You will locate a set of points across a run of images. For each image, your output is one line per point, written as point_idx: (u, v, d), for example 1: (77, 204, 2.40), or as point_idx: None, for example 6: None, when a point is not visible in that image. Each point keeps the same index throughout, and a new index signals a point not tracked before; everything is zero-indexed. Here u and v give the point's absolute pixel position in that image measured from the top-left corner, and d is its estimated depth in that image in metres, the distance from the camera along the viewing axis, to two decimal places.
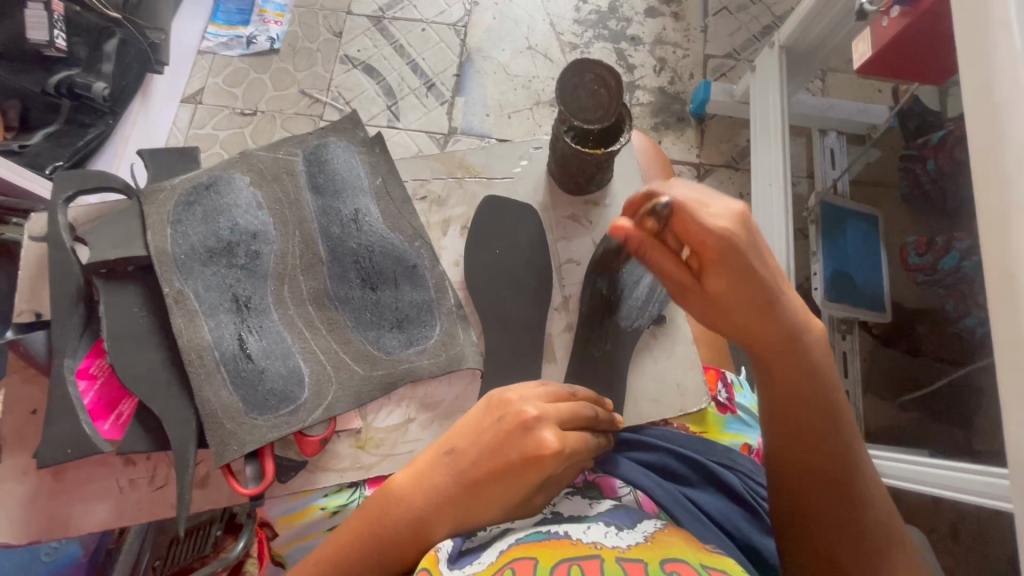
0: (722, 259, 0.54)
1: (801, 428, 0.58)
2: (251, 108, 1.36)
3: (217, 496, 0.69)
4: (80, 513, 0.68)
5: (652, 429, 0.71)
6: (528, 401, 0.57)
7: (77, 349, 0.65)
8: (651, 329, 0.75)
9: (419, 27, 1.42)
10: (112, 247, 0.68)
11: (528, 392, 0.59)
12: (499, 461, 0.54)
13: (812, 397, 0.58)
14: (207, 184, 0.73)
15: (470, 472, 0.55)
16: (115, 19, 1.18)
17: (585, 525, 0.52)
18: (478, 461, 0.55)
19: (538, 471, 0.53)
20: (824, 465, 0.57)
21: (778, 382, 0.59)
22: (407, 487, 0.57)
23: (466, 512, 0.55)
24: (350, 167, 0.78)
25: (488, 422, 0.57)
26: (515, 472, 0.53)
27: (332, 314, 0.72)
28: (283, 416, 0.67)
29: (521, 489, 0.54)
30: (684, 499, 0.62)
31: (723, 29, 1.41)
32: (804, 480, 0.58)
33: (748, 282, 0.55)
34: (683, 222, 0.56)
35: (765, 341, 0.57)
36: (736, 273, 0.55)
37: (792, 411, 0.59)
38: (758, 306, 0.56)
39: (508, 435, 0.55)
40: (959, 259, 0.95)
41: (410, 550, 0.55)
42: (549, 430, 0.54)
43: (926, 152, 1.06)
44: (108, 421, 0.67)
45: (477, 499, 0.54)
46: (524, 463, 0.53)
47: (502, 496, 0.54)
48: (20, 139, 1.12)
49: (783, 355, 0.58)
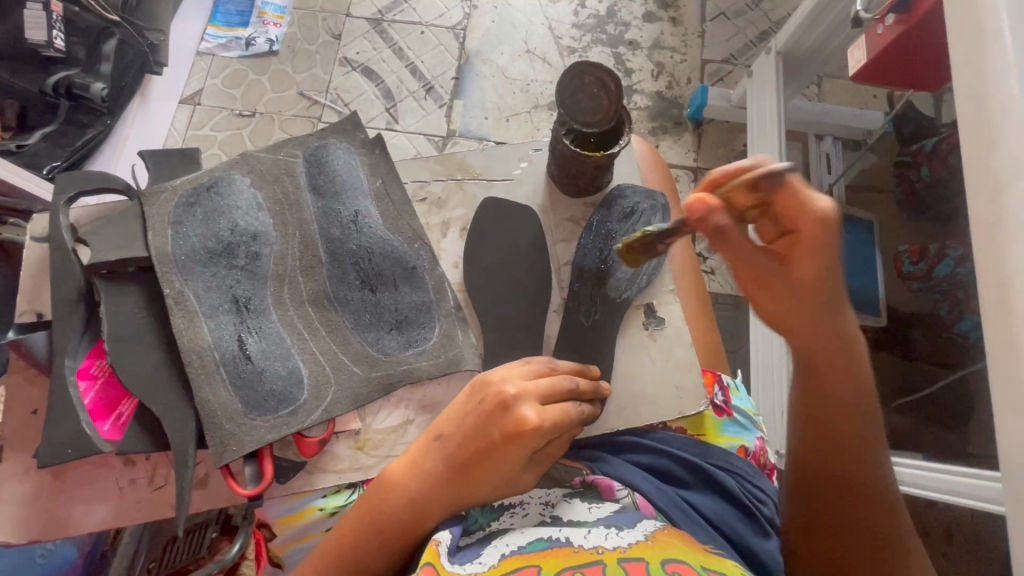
0: (817, 244, 0.52)
1: (834, 434, 0.58)
2: (250, 110, 1.36)
3: (216, 497, 0.69)
4: (79, 514, 0.68)
5: (654, 433, 0.72)
6: (509, 381, 0.57)
7: (78, 349, 0.65)
8: (649, 331, 0.75)
9: (418, 30, 1.43)
10: (113, 248, 0.68)
11: (510, 372, 0.59)
12: (484, 442, 0.55)
13: (852, 404, 0.57)
14: (208, 185, 0.74)
15: (458, 455, 0.55)
16: (115, 21, 1.16)
17: (585, 528, 0.52)
18: (466, 443, 0.56)
19: (522, 447, 0.53)
20: (856, 472, 0.58)
21: (820, 384, 0.57)
22: (401, 475, 0.57)
23: (457, 496, 0.55)
24: (350, 168, 0.78)
25: (473, 400, 0.58)
26: (499, 450, 0.54)
27: (331, 315, 0.73)
28: (283, 416, 0.67)
29: (507, 468, 0.54)
30: (680, 501, 0.63)
31: (720, 34, 1.42)
32: (830, 482, 0.58)
33: (830, 277, 0.53)
34: (786, 200, 0.52)
35: (817, 344, 0.55)
36: (825, 267, 0.52)
37: (823, 415, 0.58)
38: (831, 306, 0.54)
39: (491, 414, 0.55)
40: (952, 266, 0.98)
41: (407, 540, 0.56)
42: (529, 406, 0.55)
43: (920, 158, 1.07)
44: (108, 421, 0.67)
45: (466, 480, 0.55)
46: (507, 439, 0.53)
47: (490, 474, 0.55)
48: (18, 138, 1.12)
49: (830, 360, 0.56)
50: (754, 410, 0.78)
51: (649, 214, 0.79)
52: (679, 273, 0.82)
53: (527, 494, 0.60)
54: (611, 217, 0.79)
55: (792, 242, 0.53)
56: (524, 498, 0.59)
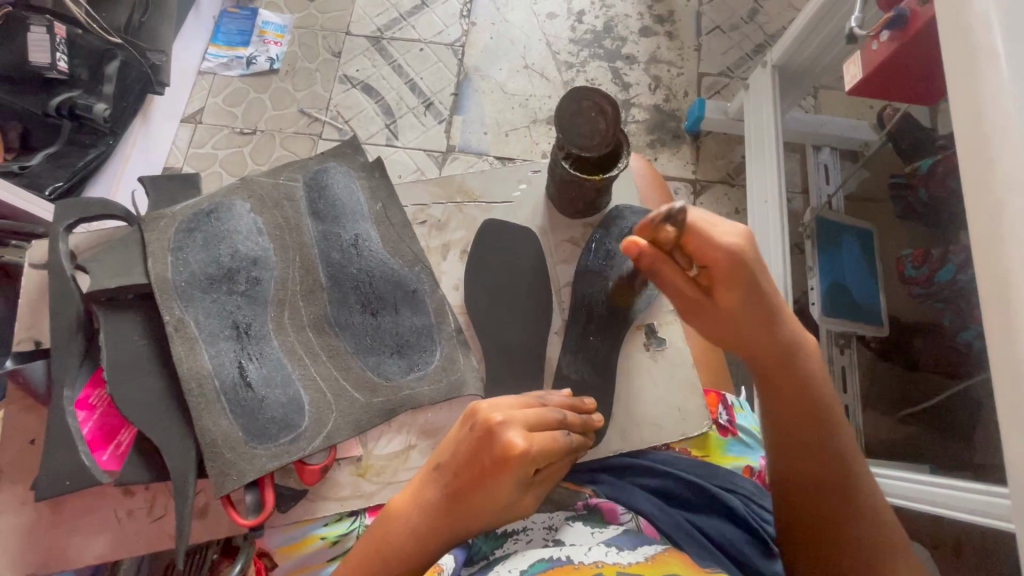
0: (733, 276, 0.58)
1: (797, 440, 0.61)
2: (251, 128, 1.37)
3: (217, 525, 0.68)
4: (77, 546, 0.67)
5: (656, 453, 0.70)
6: (497, 409, 0.55)
7: (77, 379, 0.65)
8: (651, 352, 0.75)
9: (417, 47, 1.44)
10: (113, 275, 0.69)
11: (500, 400, 0.57)
12: (476, 471, 0.53)
13: (808, 386, 0.61)
14: (208, 211, 0.74)
15: (455, 485, 0.54)
16: (116, 43, 1.18)
17: (585, 547, 0.53)
18: (461, 472, 0.55)
19: (510, 476, 0.52)
20: (831, 457, 0.60)
21: (775, 397, 0.62)
22: (405, 498, 0.57)
23: (457, 526, 0.54)
24: (350, 192, 0.79)
25: (469, 424, 0.55)
26: (490, 478, 0.52)
27: (332, 340, 0.73)
28: (283, 444, 0.66)
29: (500, 499, 0.53)
30: (686, 525, 0.62)
31: (716, 48, 1.43)
32: (805, 475, 0.60)
33: (755, 302, 0.59)
34: (694, 242, 0.58)
35: (755, 350, 0.61)
36: (744, 289, 0.59)
37: (786, 431, 0.61)
38: (750, 316, 0.60)
39: (478, 443, 0.54)
40: (955, 272, 0.95)
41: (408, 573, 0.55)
42: (516, 433, 0.53)
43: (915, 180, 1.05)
44: (108, 450, 0.66)
45: (462, 511, 0.54)
46: (496, 470, 0.52)
47: (485, 503, 0.53)
48: (20, 160, 1.11)
49: (770, 361, 0.62)
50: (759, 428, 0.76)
51: None
52: None
53: (529, 520, 0.61)
54: (609, 237, 0.79)
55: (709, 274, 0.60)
56: (528, 523, 0.60)
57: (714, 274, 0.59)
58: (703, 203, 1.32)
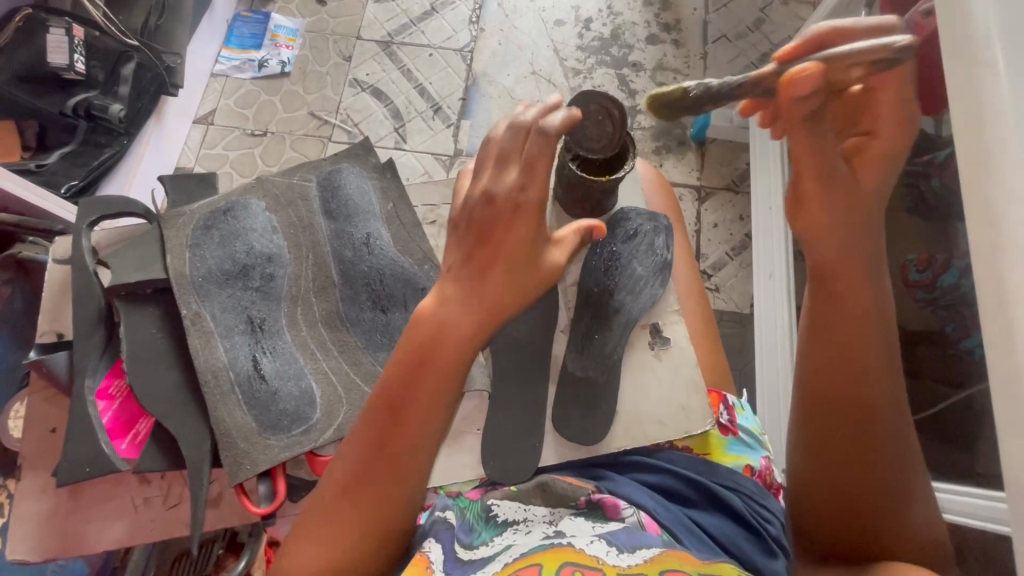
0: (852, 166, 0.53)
1: (850, 376, 0.57)
2: (262, 129, 1.40)
3: (229, 515, 0.70)
4: (95, 530, 0.69)
5: (661, 453, 0.71)
6: (507, 187, 0.53)
7: (98, 369, 0.67)
8: (655, 351, 0.75)
9: (427, 52, 1.46)
10: (135, 269, 0.71)
11: (517, 233, 0.53)
12: (494, 246, 0.54)
13: (870, 341, 0.56)
14: (224, 209, 0.77)
15: (478, 247, 0.54)
16: (133, 45, 1.21)
17: (589, 535, 0.56)
18: (478, 252, 0.54)
19: (532, 229, 0.53)
20: (875, 419, 0.57)
21: (834, 328, 0.57)
22: (399, 357, 0.55)
23: (491, 305, 0.54)
24: (362, 192, 0.82)
25: (460, 273, 0.54)
26: (515, 260, 0.54)
27: (343, 335, 0.75)
28: (296, 435, 0.68)
29: (526, 243, 0.54)
30: (686, 519, 0.64)
31: (721, 56, 1.45)
32: (846, 431, 0.58)
33: (861, 200, 0.54)
34: (880, 97, 0.52)
35: (848, 264, 0.55)
36: (887, 175, 0.54)
37: (841, 363, 0.57)
38: (876, 211, 0.54)
39: (488, 211, 0.53)
40: (957, 276, 0.98)
41: (404, 468, 0.54)
42: (532, 187, 0.53)
43: (929, 169, 1.05)
44: (126, 439, 0.68)
45: (493, 268, 0.54)
46: (517, 214, 0.53)
47: (515, 245, 0.53)
48: (37, 159, 1.13)
49: (854, 288, 0.56)
50: (760, 429, 0.77)
51: (652, 236, 0.78)
52: (683, 294, 0.82)
53: (532, 513, 0.62)
54: (614, 238, 0.78)
55: (859, 148, 0.54)
56: (529, 516, 0.61)
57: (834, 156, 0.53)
58: (707, 209, 1.33)
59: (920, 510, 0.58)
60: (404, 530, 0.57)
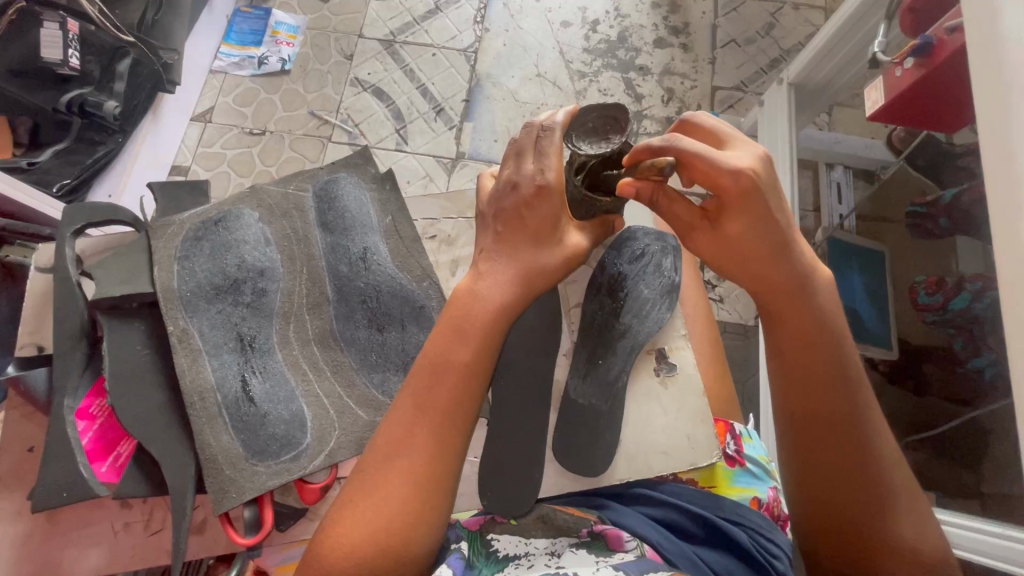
0: (742, 200, 0.52)
1: (814, 396, 0.54)
2: (260, 128, 1.37)
3: (214, 542, 0.69)
4: (72, 557, 0.68)
5: (663, 485, 0.69)
6: (527, 180, 0.57)
7: (79, 387, 0.64)
8: (661, 378, 0.73)
9: (430, 52, 1.43)
10: (118, 283, 0.68)
11: (539, 214, 0.58)
12: (522, 227, 0.58)
13: (819, 354, 0.54)
14: (217, 219, 0.75)
15: (507, 229, 0.58)
16: (130, 41, 1.16)
17: (594, 566, 0.54)
18: (507, 234, 0.59)
19: (556, 205, 0.57)
20: (841, 432, 0.53)
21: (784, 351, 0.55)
22: (444, 325, 0.56)
23: (528, 277, 0.57)
24: (360, 205, 0.80)
25: (494, 256, 0.58)
26: (540, 235, 0.58)
27: (337, 355, 0.74)
28: (284, 461, 0.65)
29: (553, 219, 0.58)
30: (690, 552, 0.61)
31: (730, 61, 1.42)
32: (813, 452, 0.55)
33: (766, 226, 0.53)
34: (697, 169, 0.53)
35: (764, 289, 0.55)
36: (753, 216, 0.53)
37: (798, 386, 0.55)
38: (775, 235, 0.53)
39: (512, 202, 0.58)
40: (969, 300, 0.90)
41: (451, 433, 0.53)
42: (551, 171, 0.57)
43: (936, 209, 1.00)
44: (107, 462, 0.65)
45: (523, 242, 0.58)
46: (539, 195, 0.57)
47: (543, 221, 0.57)
48: (28, 156, 1.10)
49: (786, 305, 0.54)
50: (768, 458, 0.74)
51: (659, 257, 0.75)
52: (690, 316, 0.79)
53: (533, 546, 0.60)
54: (621, 258, 0.75)
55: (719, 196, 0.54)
56: (530, 550, 0.59)
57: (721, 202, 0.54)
58: None
59: (914, 523, 0.52)
60: (443, 519, 0.52)
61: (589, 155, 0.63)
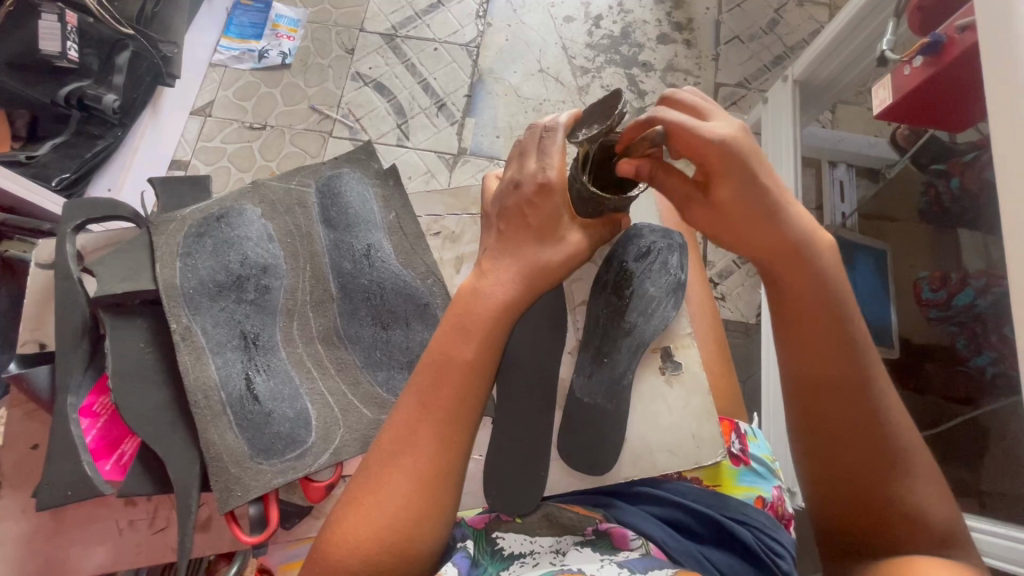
0: (726, 169, 0.53)
1: (820, 362, 0.54)
2: (260, 122, 1.36)
3: (219, 540, 0.69)
4: (77, 554, 0.68)
5: (667, 483, 0.69)
6: (534, 175, 0.57)
7: (81, 386, 0.64)
8: (666, 377, 0.72)
9: (432, 46, 1.42)
10: (121, 279, 0.68)
11: (544, 210, 0.57)
12: (524, 225, 0.58)
13: (820, 319, 0.54)
14: (218, 215, 0.74)
15: (511, 226, 0.58)
16: (129, 34, 1.14)
17: (599, 562, 0.54)
18: (511, 231, 0.58)
19: (560, 200, 0.57)
20: (845, 391, 0.53)
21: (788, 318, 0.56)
22: (447, 323, 0.56)
23: (531, 274, 0.57)
24: (363, 201, 0.79)
25: (496, 253, 0.58)
26: (543, 231, 0.58)
27: (341, 353, 0.73)
28: (289, 460, 0.65)
29: (557, 215, 0.57)
30: (695, 551, 0.61)
31: (734, 58, 1.41)
32: (820, 414, 0.55)
33: (755, 192, 0.54)
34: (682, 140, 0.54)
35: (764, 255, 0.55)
36: (741, 181, 0.53)
37: (800, 353, 0.55)
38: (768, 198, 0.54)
39: (515, 200, 0.58)
40: (973, 296, 0.90)
41: (454, 431, 0.53)
42: (553, 167, 0.57)
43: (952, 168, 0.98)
44: (111, 460, 0.66)
45: (527, 239, 0.58)
46: (541, 192, 0.57)
47: (548, 216, 0.57)
48: (27, 150, 1.09)
49: (787, 268, 0.55)
50: (772, 457, 0.74)
51: (665, 254, 0.74)
52: (696, 315, 0.78)
53: (537, 543, 0.60)
54: (627, 254, 0.73)
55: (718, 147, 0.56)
56: (535, 548, 0.59)
57: (709, 171, 0.54)
58: None
59: (923, 484, 0.52)
60: (447, 517, 0.52)
61: (583, 143, 0.61)
